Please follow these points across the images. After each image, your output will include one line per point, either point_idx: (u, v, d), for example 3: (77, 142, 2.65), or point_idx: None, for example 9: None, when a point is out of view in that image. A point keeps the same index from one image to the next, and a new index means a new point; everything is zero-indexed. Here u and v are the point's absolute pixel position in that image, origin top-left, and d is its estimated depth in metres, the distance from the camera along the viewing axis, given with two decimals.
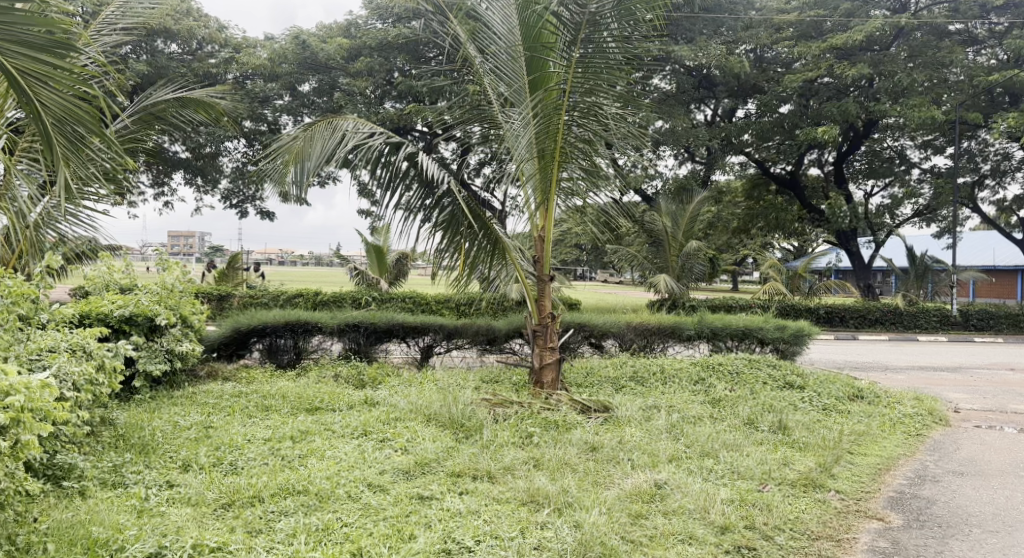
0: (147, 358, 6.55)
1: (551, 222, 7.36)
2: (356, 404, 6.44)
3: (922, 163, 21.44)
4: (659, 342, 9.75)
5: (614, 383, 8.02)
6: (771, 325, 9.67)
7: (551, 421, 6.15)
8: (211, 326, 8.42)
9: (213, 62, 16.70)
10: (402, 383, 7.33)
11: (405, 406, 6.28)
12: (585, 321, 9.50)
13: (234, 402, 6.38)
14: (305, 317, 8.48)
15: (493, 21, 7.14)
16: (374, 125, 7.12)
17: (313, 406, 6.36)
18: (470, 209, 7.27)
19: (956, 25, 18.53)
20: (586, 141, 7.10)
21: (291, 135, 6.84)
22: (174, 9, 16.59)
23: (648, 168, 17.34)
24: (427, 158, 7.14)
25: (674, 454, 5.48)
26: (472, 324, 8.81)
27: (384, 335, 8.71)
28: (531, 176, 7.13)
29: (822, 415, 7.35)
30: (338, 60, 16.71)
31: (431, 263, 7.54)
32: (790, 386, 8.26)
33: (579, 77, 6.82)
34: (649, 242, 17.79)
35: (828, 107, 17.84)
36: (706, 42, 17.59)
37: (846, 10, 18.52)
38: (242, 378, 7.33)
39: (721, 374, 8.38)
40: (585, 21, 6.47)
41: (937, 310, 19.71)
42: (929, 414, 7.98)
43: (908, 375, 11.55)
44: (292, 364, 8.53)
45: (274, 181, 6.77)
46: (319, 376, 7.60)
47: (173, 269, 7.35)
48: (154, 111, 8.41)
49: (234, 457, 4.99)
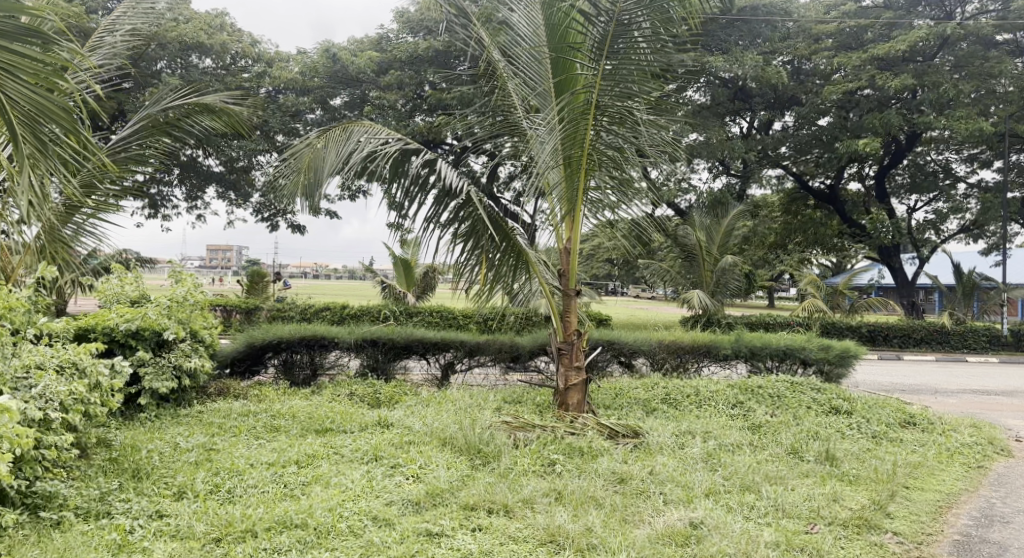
0: (153, 376, 6.33)
1: (578, 233, 7.00)
2: (369, 425, 6.08)
3: (969, 177, 20.53)
4: (692, 362, 9.22)
5: (644, 405, 7.52)
6: (814, 345, 9.07)
7: (575, 447, 5.70)
8: (225, 340, 8.14)
9: (246, 77, 16.71)
10: (420, 402, 6.95)
11: (421, 428, 5.90)
12: (614, 339, 9.06)
13: (241, 422, 6.07)
14: (321, 332, 8.17)
15: (518, 22, 6.81)
16: (392, 132, 6.87)
17: (323, 427, 6.01)
18: (492, 220, 6.93)
19: (1004, 35, 17.70)
20: (615, 149, 6.68)
21: (306, 141, 6.59)
22: (207, 24, 16.63)
23: (681, 181, 16.85)
24: (448, 166, 6.84)
25: (711, 488, 4.99)
26: (495, 340, 8.44)
27: (403, 352, 8.35)
28: (557, 184, 6.76)
29: (872, 443, 6.76)
30: (368, 74, 16.52)
31: (452, 276, 7.18)
32: (836, 411, 7.68)
33: (609, 81, 6.35)
34: (682, 256, 17.25)
35: (870, 119, 17.14)
36: (743, 53, 17.07)
37: (889, 19, 17.83)
38: (253, 396, 7.02)
39: (761, 397, 7.83)
40: (616, 19, 6.01)
41: (987, 330, 18.74)
42: (989, 444, 7.30)
43: (962, 399, 10.80)
44: (308, 382, 8.21)
45: (288, 189, 6.51)
46: (334, 394, 7.25)
47: (185, 280, 7.07)
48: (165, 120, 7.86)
49: (233, 484, 4.67)
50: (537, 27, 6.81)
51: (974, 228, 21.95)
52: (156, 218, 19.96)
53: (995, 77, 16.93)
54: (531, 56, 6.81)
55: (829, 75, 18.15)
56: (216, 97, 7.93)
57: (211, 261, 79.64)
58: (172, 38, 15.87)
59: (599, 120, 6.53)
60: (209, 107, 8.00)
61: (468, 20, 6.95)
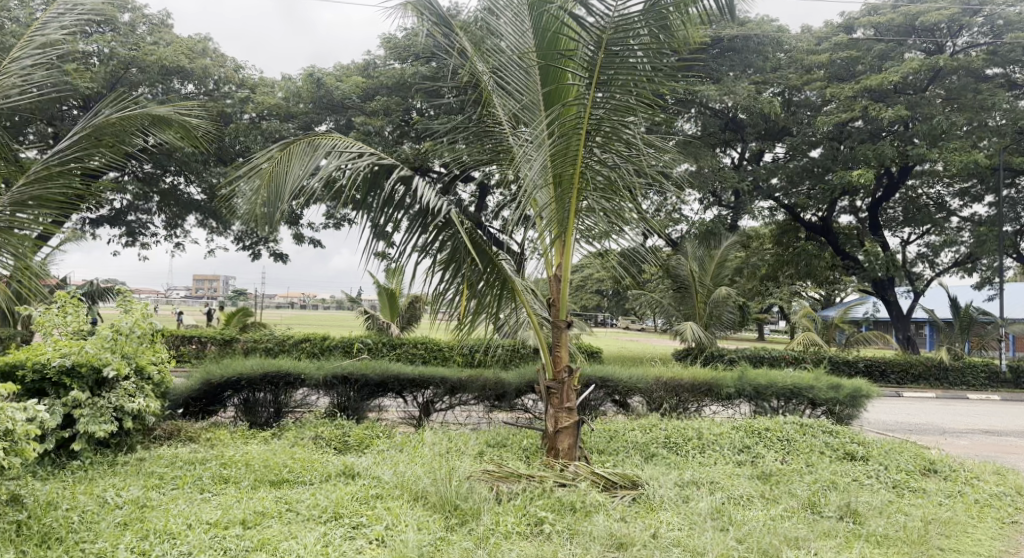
0: (90, 418, 5.64)
1: (569, 259, 6.39)
2: (333, 475, 5.36)
3: (962, 210, 20.18)
4: (692, 401, 8.55)
5: (642, 450, 6.85)
6: (824, 384, 8.46)
7: (565, 502, 4.99)
8: (179, 377, 7.39)
9: (229, 102, 16.13)
10: (392, 447, 6.23)
11: (390, 479, 5.17)
12: (608, 376, 8.38)
13: (187, 472, 5.35)
14: (287, 367, 7.44)
15: (503, 29, 6.28)
16: (364, 146, 6.22)
17: (279, 478, 5.29)
18: (474, 244, 6.30)
19: (995, 70, 17.45)
20: (609, 168, 6.09)
21: (266, 153, 5.91)
22: (188, 48, 16.09)
23: (673, 212, 16.39)
24: (426, 184, 6.21)
25: (723, 553, 4.32)
26: (479, 377, 7.78)
27: (378, 389, 7.63)
28: (547, 205, 6.17)
29: (894, 495, 6.10)
30: (354, 99, 16.00)
31: (431, 305, 6.51)
32: (851, 457, 7.04)
33: (602, 92, 5.76)
34: (675, 287, 16.72)
35: (862, 150, 16.80)
36: (735, 83, 16.72)
37: (880, 51, 17.58)
38: (206, 440, 6.27)
39: (769, 441, 7.18)
40: (607, 39, 5.49)
41: (986, 366, 18.25)
42: (1019, 493, 6.64)
43: (973, 440, 10.16)
44: (272, 422, 7.45)
45: (245, 209, 5.83)
46: (297, 438, 6.49)
47: (133, 309, 6.37)
48: (106, 133, 6.92)
49: (162, 551, 3.96)
50: (524, 34, 6.28)
51: (968, 262, 21.60)
52: (134, 246, 19.19)
53: (990, 110, 16.60)
54: (518, 65, 6.28)
55: (820, 107, 17.88)
56: (170, 109, 7.17)
57: (199, 290, 78.84)
58: (152, 61, 15.26)
59: (592, 136, 5.94)
60: (164, 118, 7.23)
61: (450, 30, 6.47)
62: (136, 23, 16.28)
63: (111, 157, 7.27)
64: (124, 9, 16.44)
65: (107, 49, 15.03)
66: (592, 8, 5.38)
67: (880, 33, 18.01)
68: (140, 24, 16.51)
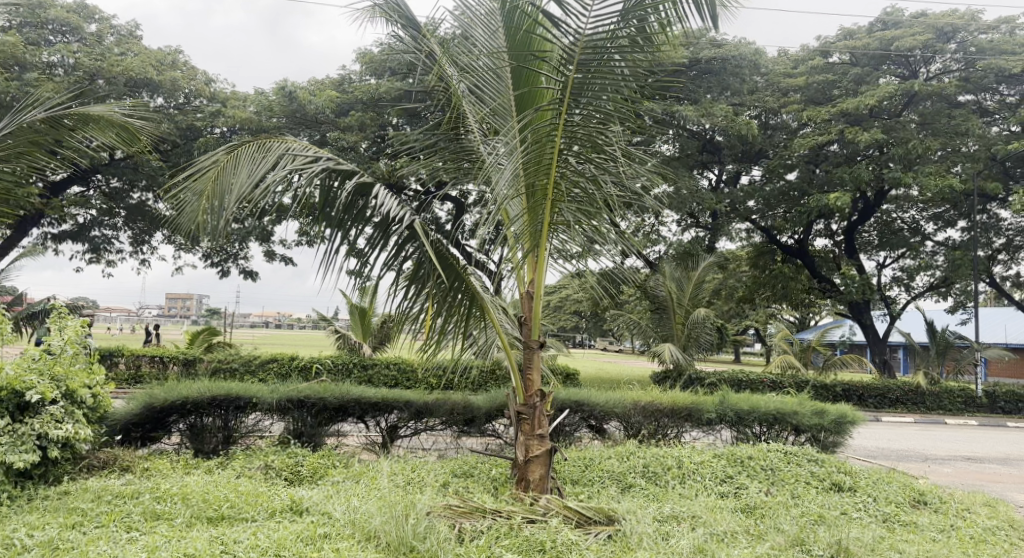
0: (8, 447, 5.13)
1: (542, 274, 6.01)
2: (279, 512, 4.84)
3: (937, 235, 20.20)
4: (671, 427, 8.15)
5: (619, 481, 6.42)
6: (807, 410, 8.13)
7: (534, 541, 4.53)
8: (120, 400, 6.82)
9: (199, 116, 15.61)
10: (348, 478, 5.73)
11: (341, 516, 4.66)
12: (583, 399, 7.95)
13: (116, 508, 4.83)
14: (237, 390, 6.90)
15: (476, 31, 5.87)
16: (321, 150, 5.79)
17: (217, 514, 4.78)
18: (440, 259, 5.89)
19: (967, 96, 17.56)
20: (586, 179, 5.71)
21: (211, 157, 5.45)
22: (157, 60, 15.61)
23: (650, 232, 16.13)
24: (388, 192, 5.79)
25: None
26: (446, 400, 7.33)
27: (337, 413, 7.13)
28: (518, 216, 5.79)
29: (886, 530, 5.69)
30: (327, 114, 15.49)
31: (394, 323, 6.08)
32: (838, 488, 6.68)
33: (578, 99, 5.37)
34: (653, 309, 16.41)
35: (839, 173, 16.70)
36: (713, 103, 16.59)
37: (855, 75, 17.61)
38: (143, 471, 5.72)
39: (752, 471, 6.79)
40: (583, 45, 5.10)
41: (962, 391, 18.11)
42: (1013, 526, 6.29)
43: (957, 468, 9.87)
44: (220, 450, 6.89)
45: (186, 217, 5.36)
46: (244, 468, 5.97)
47: (65, 327, 5.87)
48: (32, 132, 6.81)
49: None
50: (496, 34, 5.89)
51: (943, 286, 21.61)
52: (98, 263, 18.52)
53: (964, 135, 16.66)
54: (491, 70, 5.92)
55: (796, 130, 17.83)
56: (100, 105, 7.00)
57: (171, 308, 77.58)
58: (118, 72, 14.76)
59: (567, 143, 5.57)
60: (97, 121, 7.06)
61: (418, 31, 6.12)
62: (103, 33, 15.82)
63: (42, 157, 7.10)
64: (90, 19, 15.97)
65: (71, 60, 14.51)
66: (566, 14, 5.01)
67: (857, 57, 18.03)
68: (108, 35, 16.13)
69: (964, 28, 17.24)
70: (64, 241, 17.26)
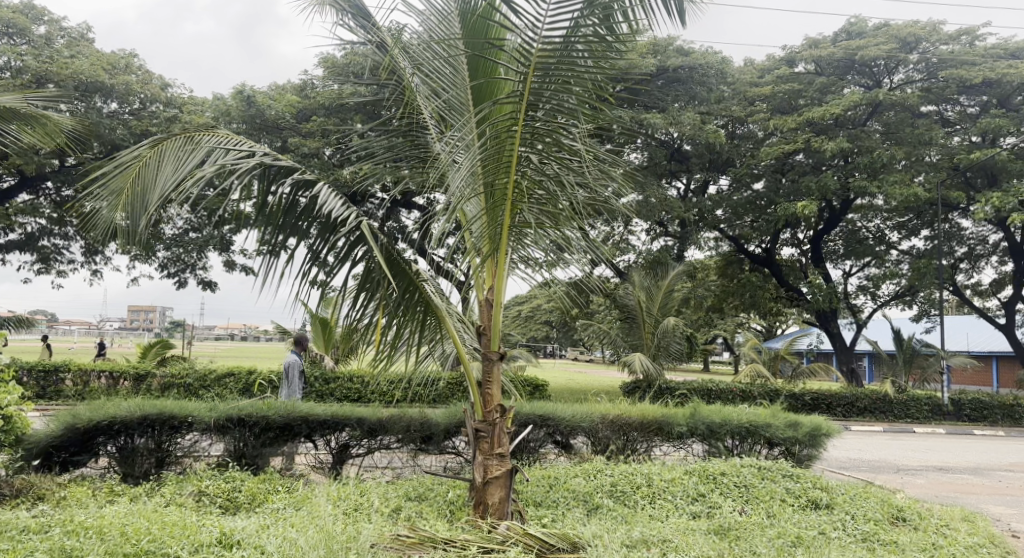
0: None
1: (502, 282, 5.58)
2: (205, 547, 4.31)
3: (901, 243, 20.34)
4: (640, 441, 7.79)
5: (586, 501, 6.03)
6: (781, 422, 7.83)
7: None
8: (40, 421, 6.23)
9: (154, 121, 14.88)
10: (288, 505, 5.24)
11: (274, 549, 4.14)
12: (549, 413, 7.52)
13: (18, 545, 4.27)
14: (171, 408, 6.37)
15: (431, 21, 5.46)
16: (257, 145, 5.32)
17: (134, 550, 4.24)
18: (391, 263, 5.43)
19: (929, 107, 17.66)
20: (549, 181, 5.31)
21: (133, 153, 4.98)
22: (109, 64, 14.90)
23: (620, 241, 15.85)
24: (332, 190, 5.32)
25: None
26: (402, 416, 6.88)
27: (283, 433, 6.62)
28: (476, 218, 5.38)
29: (865, 550, 5.37)
30: (287, 120, 14.93)
31: (341, 332, 5.62)
32: (814, 505, 6.37)
33: (538, 92, 4.95)
34: (622, 318, 16.09)
35: (806, 182, 16.64)
36: (683, 111, 16.41)
37: (821, 84, 17.57)
38: (59, 501, 5.16)
39: (724, 488, 6.47)
40: (544, 34, 4.70)
41: (929, 399, 18.08)
42: (993, 542, 6.03)
43: (930, 479, 9.68)
44: (152, 473, 6.34)
45: (105, 217, 4.91)
46: (174, 494, 5.44)
47: None
48: None
49: None
50: (451, 24, 5.47)
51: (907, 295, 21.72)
52: (47, 274, 17.64)
53: (928, 144, 16.72)
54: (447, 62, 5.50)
55: (762, 140, 17.78)
56: (15, 98, 6.89)
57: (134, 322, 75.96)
58: (67, 76, 14.11)
59: (528, 142, 5.16)
60: (10, 112, 6.91)
61: (369, 22, 5.70)
62: (52, 36, 15.12)
63: None
64: (38, 20, 15.22)
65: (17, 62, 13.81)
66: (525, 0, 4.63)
67: (822, 67, 18.03)
68: (58, 37, 15.39)
69: (927, 38, 17.33)
70: (11, 251, 16.41)
